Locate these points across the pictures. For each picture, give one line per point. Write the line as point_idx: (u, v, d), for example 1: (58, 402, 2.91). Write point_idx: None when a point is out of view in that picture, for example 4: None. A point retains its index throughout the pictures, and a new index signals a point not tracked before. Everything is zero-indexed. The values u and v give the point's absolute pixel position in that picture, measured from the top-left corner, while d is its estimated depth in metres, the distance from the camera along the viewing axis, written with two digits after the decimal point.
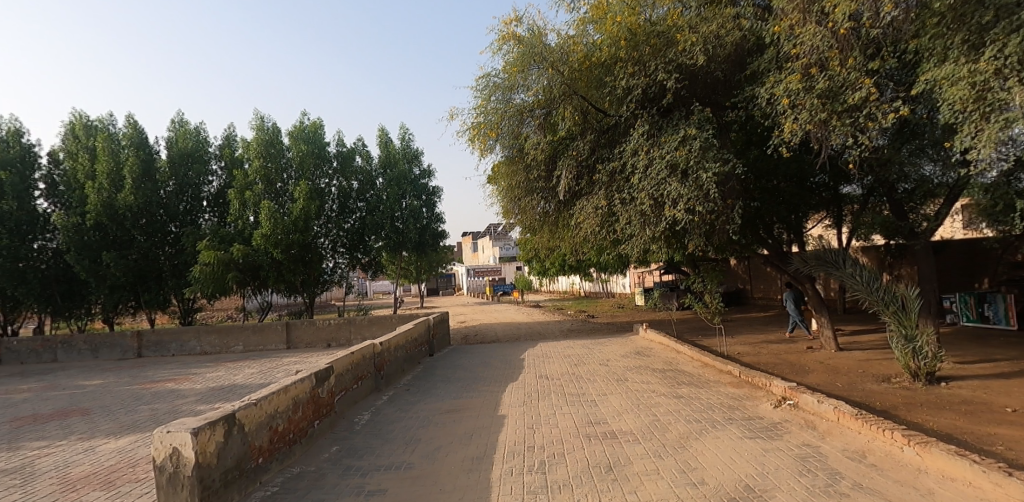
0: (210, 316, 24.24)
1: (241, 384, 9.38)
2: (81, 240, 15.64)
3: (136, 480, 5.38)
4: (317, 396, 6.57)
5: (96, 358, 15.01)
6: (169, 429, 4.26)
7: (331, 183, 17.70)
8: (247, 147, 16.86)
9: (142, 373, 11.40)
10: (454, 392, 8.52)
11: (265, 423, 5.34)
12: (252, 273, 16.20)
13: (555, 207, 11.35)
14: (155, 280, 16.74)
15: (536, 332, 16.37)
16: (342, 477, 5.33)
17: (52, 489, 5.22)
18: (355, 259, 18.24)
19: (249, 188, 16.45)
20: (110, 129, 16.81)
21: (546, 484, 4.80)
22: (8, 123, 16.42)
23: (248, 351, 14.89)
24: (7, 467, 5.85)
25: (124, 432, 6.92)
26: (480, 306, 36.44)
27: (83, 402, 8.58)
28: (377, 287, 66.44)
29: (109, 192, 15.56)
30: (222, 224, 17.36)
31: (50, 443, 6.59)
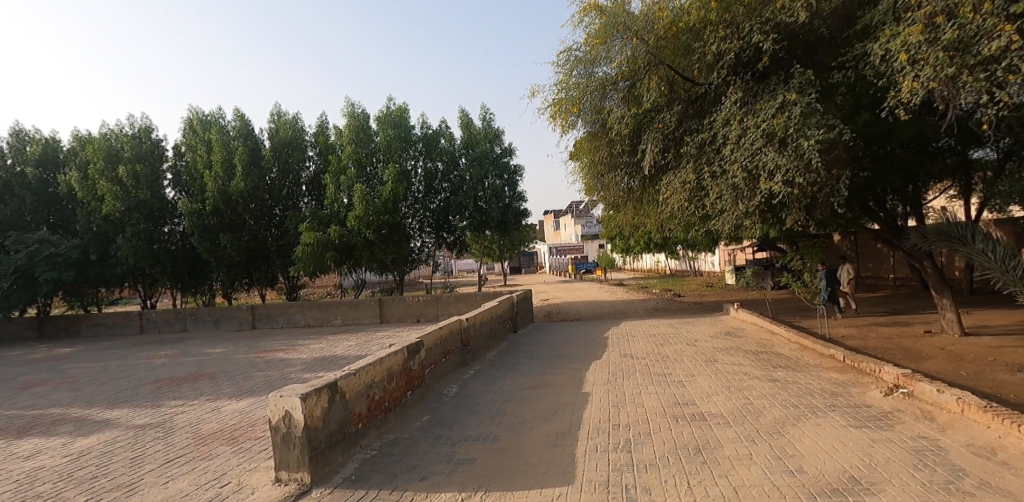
0: (312, 292, 26.23)
1: (341, 355, 10.09)
2: (202, 224, 17.36)
3: (255, 438, 5.99)
4: (409, 368, 6.91)
5: (218, 328, 16.79)
6: (282, 393, 4.70)
7: (417, 165, 18.43)
8: (340, 134, 17.87)
9: (256, 343, 12.63)
10: (537, 368, 8.62)
11: (363, 392, 5.70)
12: (347, 253, 17.25)
13: (640, 183, 11.03)
14: (264, 259, 18.30)
15: (620, 310, 16.13)
16: (434, 445, 5.60)
17: (187, 443, 5.96)
18: (441, 239, 19.02)
19: (342, 172, 17.36)
20: (221, 122, 18.40)
21: (632, 463, 4.75)
22: (140, 121, 18.50)
23: (346, 324, 15.98)
24: (153, 421, 6.74)
25: (244, 395, 7.70)
26: (562, 284, 36.45)
27: (210, 368, 9.64)
28: (461, 266, 68.56)
29: (223, 180, 17.14)
30: (320, 207, 18.56)
31: (185, 402, 7.50)
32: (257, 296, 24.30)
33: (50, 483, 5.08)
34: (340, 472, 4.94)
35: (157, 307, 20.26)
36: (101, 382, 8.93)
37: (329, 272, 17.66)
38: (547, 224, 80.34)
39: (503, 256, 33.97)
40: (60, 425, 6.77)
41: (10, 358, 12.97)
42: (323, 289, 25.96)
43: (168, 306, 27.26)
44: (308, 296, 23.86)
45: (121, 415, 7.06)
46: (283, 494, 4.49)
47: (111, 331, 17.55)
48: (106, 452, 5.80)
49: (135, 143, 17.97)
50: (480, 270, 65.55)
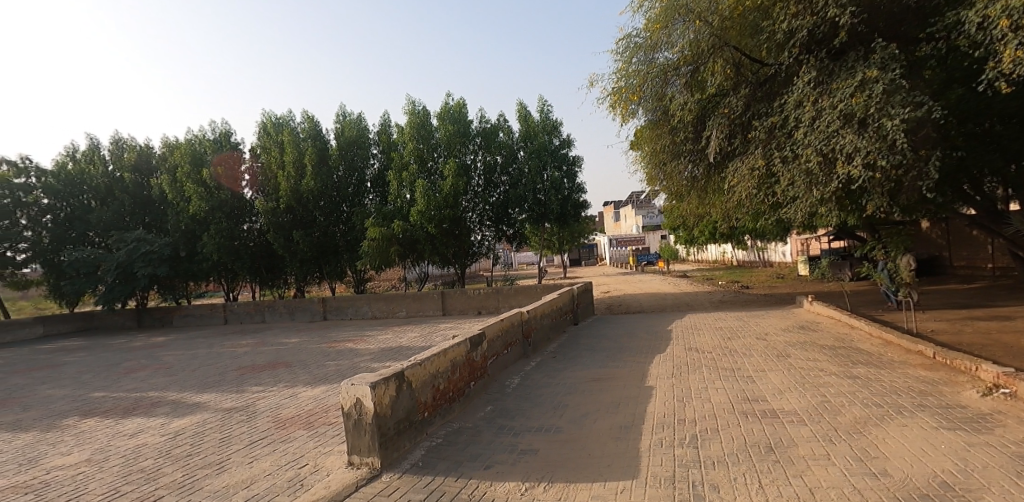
0: (378, 285, 27.19)
1: (407, 346, 10.43)
2: (277, 222, 18.42)
3: (329, 424, 6.32)
4: (472, 360, 7.03)
5: (293, 319, 17.78)
6: (353, 381, 4.92)
7: (477, 159, 18.66)
8: (402, 132, 18.39)
9: (328, 334, 13.28)
10: (598, 361, 8.55)
11: (429, 382, 5.87)
12: (411, 247, 17.76)
13: (704, 170, 10.66)
14: (333, 254, 19.17)
15: (684, 303, 15.68)
16: (497, 435, 5.69)
17: (268, 426, 6.36)
18: (501, 232, 19.21)
19: (404, 168, 17.87)
20: (292, 125, 19.41)
21: (699, 460, 4.62)
22: (221, 126, 19.88)
23: (410, 316, 16.47)
24: (237, 405, 7.25)
25: (318, 382, 8.13)
26: (623, 276, 35.85)
27: (286, 357, 10.25)
28: (520, 259, 68.94)
29: (295, 179, 18.11)
30: (384, 203, 19.15)
31: (265, 388, 8.01)
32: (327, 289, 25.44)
33: (152, 459, 5.58)
34: (408, 459, 5.13)
35: (238, 300, 21.72)
36: (192, 369, 9.70)
37: (394, 265, 18.26)
38: (606, 216, 79.11)
39: (562, 249, 33.77)
40: (158, 407, 7.41)
41: (115, 346, 14.33)
42: (388, 282, 26.86)
43: (248, 299, 29.12)
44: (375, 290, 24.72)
45: (210, 399, 7.64)
46: (356, 477, 4.72)
47: (199, 322, 18.99)
48: (198, 432, 6.30)
49: (217, 146, 19.45)
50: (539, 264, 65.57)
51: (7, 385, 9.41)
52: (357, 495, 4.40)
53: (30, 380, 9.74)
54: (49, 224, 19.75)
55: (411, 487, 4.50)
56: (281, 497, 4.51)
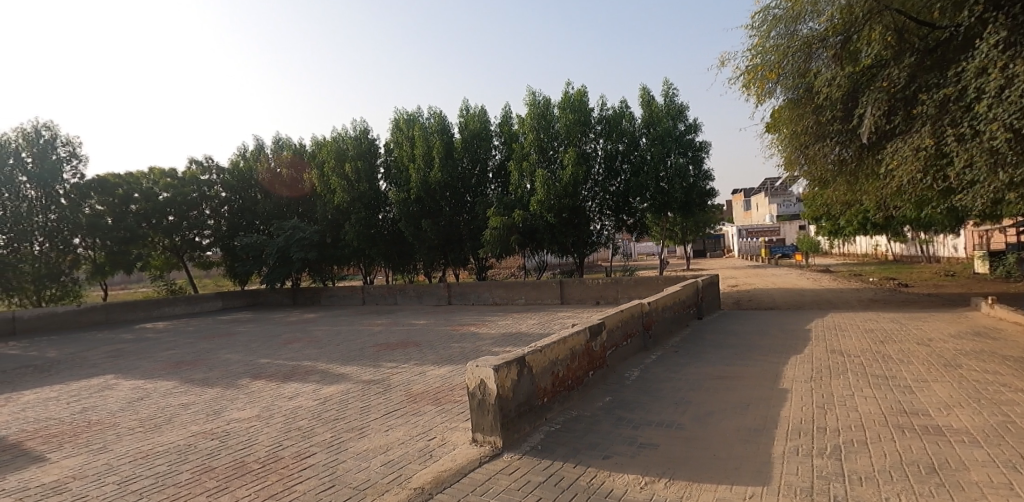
0: (499, 272, 28.04)
1: (527, 332, 10.70)
2: (408, 211, 19.82)
3: (455, 401, 6.71)
4: (591, 349, 7.01)
5: (421, 302, 19.07)
6: (478, 363, 5.18)
7: (597, 147, 18.42)
8: (522, 122, 18.75)
9: (453, 317, 14.07)
10: (724, 358, 8.09)
11: (548, 369, 5.96)
12: (530, 236, 18.12)
13: (855, 152, 9.54)
14: (458, 242, 20.18)
15: (825, 300, 14.21)
16: (616, 426, 5.65)
17: (402, 399, 6.91)
18: (621, 221, 18.86)
19: (524, 159, 18.23)
20: (421, 120, 20.67)
21: (843, 473, 4.18)
22: (360, 124, 21.65)
23: (529, 304, 16.85)
24: (375, 378, 7.98)
25: (444, 362, 8.66)
26: (753, 269, 33.35)
27: (417, 337, 11.06)
28: (640, 249, 67.05)
29: (424, 171, 19.35)
30: (505, 193, 19.64)
31: (398, 365, 8.71)
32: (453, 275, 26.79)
33: (306, 419, 6.36)
34: (528, 441, 5.28)
35: (374, 283, 23.76)
36: (337, 343, 10.86)
37: (513, 254, 18.76)
38: (735, 204, 73.76)
39: (685, 241, 32.13)
40: (310, 374, 8.41)
41: (276, 320, 16.48)
42: (508, 269, 27.61)
43: (383, 282, 31.67)
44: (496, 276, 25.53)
45: (352, 371, 8.49)
46: (479, 453, 4.97)
47: (342, 301, 21.16)
48: (343, 399, 7.04)
49: (357, 142, 21.18)
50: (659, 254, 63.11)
51: (198, 348, 11.26)
52: (481, 471, 4.64)
53: (214, 345, 11.58)
54: (227, 214, 23.15)
55: (531, 468, 4.64)
56: (413, 465, 4.91)
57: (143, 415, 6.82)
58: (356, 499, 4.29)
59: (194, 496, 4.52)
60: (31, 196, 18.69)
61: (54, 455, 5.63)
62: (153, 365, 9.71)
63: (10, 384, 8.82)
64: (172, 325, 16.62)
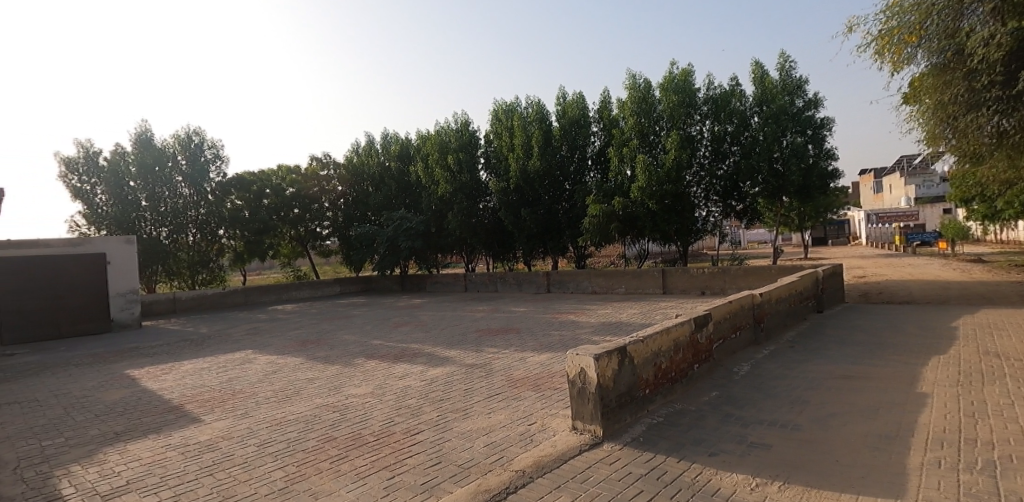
0: (599, 260, 27.57)
1: (627, 322, 10.50)
2: (508, 200, 20.20)
3: (555, 388, 6.76)
4: (696, 341, 6.71)
5: (520, 290, 19.41)
6: (578, 351, 5.19)
7: (703, 129, 17.44)
8: (623, 106, 18.21)
9: (552, 306, 14.18)
10: (849, 356, 7.36)
11: (651, 360, 5.80)
12: (631, 223, 17.67)
13: (1020, 122, 8.16)
14: (557, 231, 20.24)
15: (977, 294, 12.38)
16: (723, 423, 5.37)
17: (503, 384, 7.10)
18: (729, 207, 17.81)
19: (625, 144, 17.76)
20: (520, 109, 20.85)
21: (998, 492, 3.64)
22: (461, 116, 22.34)
23: (629, 293, 16.51)
24: (478, 362, 8.27)
25: (544, 349, 8.77)
26: (886, 258, 29.88)
27: (517, 324, 11.30)
28: (750, 237, 62.84)
29: (523, 160, 19.61)
30: (605, 180, 19.24)
31: (499, 350, 8.95)
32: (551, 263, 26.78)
33: (415, 398, 6.75)
34: (629, 432, 5.20)
35: (476, 270, 24.52)
36: (442, 327, 11.41)
37: (613, 242, 18.43)
38: (862, 185, 66.40)
39: (803, 227, 29.49)
40: (418, 356, 8.91)
41: (387, 304, 17.65)
42: (608, 257, 27.14)
43: (484, 270, 32.59)
44: (595, 265, 25.14)
45: (456, 354, 8.88)
46: (579, 441, 4.98)
47: (446, 288, 22.15)
48: (448, 381, 7.38)
49: (459, 134, 21.91)
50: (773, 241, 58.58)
51: (320, 329, 12.38)
52: (580, 459, 4.65)
53: (333, 326, 12.68)
54: (343, 205, 25.06)
55: (633, 460, 4.56)
56: (515, 448, 5.04)
57: (276, 386, 7.65)
58: (461, 477, 4.49)
59: (319, 461, 5.00)
60: (185, 194, 21.52)
61: (207, 417, 6.50)
62: (284, 343, 10.84)
63: (173, 355, 10.30)
64: (299, 308, 18.43)
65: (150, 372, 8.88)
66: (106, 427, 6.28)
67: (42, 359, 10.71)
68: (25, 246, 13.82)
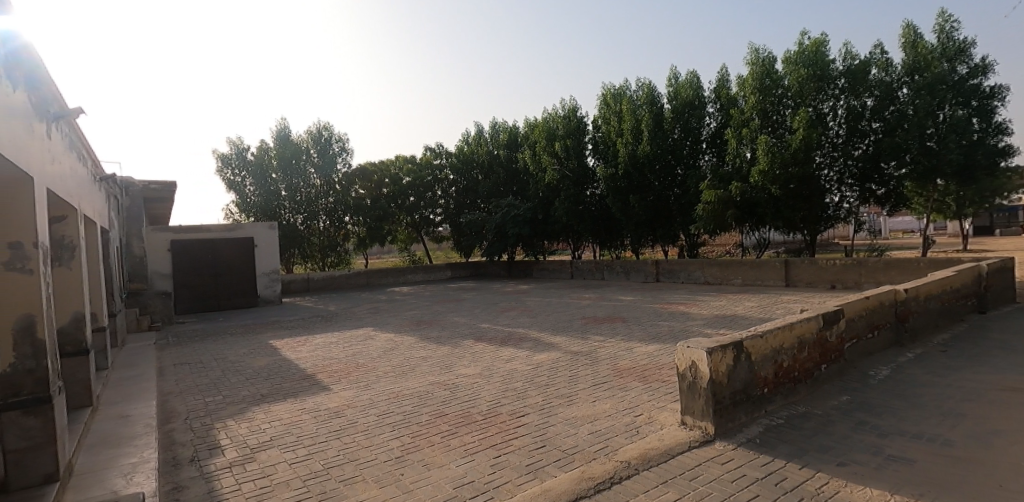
0: (712, 249, 26.00)
1: (744, 315, 9.85)
2: (616, 186, 19.78)
3: (663, 380, 6.55)
4: (824, 339, 6.11)
5: (627, 279, 19.01)
6: (689, 344, 4.99)
7: (836, 106, 15.59)
8: (743, 84, 16.90)
9: (661, 295, 13.70)
10: (1020, 366, 6.28)
11: (771, 357, 5.39)
12: (750, 210, 16.47)
13: None
14: (668, 218, 19.44)
15: None
16: (855, 431, 4.86)
17: (608, 373, 7.03)
18: (868, 192, 15.85)
19: (745, 125, 16.56)
20: (629, 93, 20.22)
21: None
22: (569, 102, 22.17)
23: (746, 284, 15.48)
24: (583, 350, 8.24)
25: (651, 340, 8.53)
26: None
27: (624, 313, 11.08)
28: (892, 225, 55.75)
29: (632, 145, 19.08)
30: (722, 164, 18.13)
31: (605, 338, 8.85)
32: (661, 252, 25.84)
33: (521, 382, 6.90)
34: (744, 432, 4.89)
35: (582, 258, 24.34)
36: (548, 314, 11.51)
37: (730, 230, 17.34)
38: None
39: (963, 216, 25.51)
40: (524, 341, 9.08)
41: (495, 289, 18.20)
42: (723, 246, 25.52)
43: (590, 258, 32.25)
44: (708, 254, 23.87)
45: (562, 341, 8.94)
46: (689, 437, 4.79)
47: (552, 275, 22.33)
48: (553, 367, 7.45)
49: (566, 121, 21.79)
50: (921, 229, 51.43)
51: (433, 310, 13.10)
52: (690, 455, 4.47)
53: (445, 309, 13.34)
54: (454, 194, 26.11)
55: (748, 462, 4.28)
56: (620, 438, 4.98)
57: (393, 362, 8.23)
58: (565, 462, 4.53)
59: (432, 434, 5.31)
60: (317, 184, 23.78)
61: (335, 386, 7.18)
62: (401, 322, 11.62)
63: (307, 328, 11.50)
64: (414, 290, 19.64)
65: (289, 343, 10.01)
66: (254, 389, 7.18)
67: (206, 328, 12.50)
68: (193, 230, 15.97)
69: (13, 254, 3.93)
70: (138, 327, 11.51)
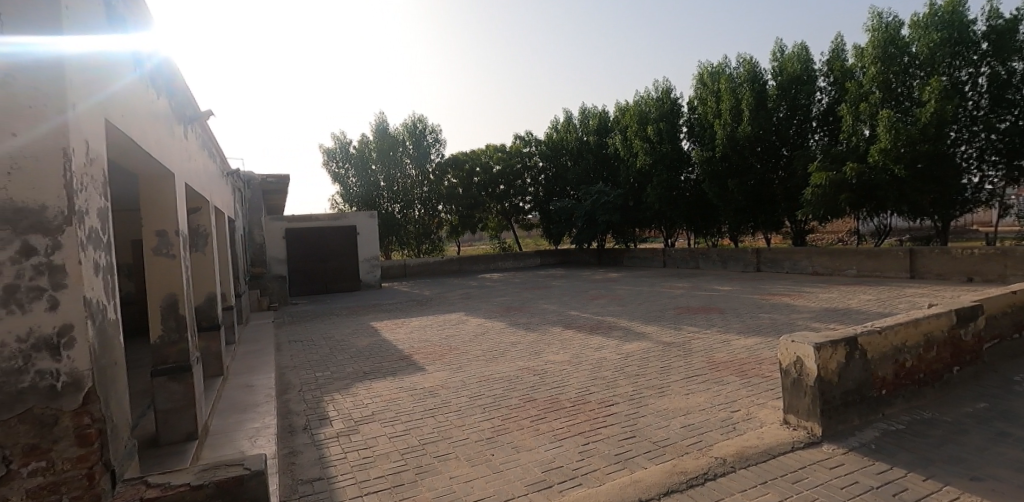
0: (822, 236, 23.93)
1: (860, 309, 8.99)
2: (713, 170, 18.83)
3: (763, 376, 6.19)
4: (957, 338, 5.43)
5: (725, 268, 18.10)
6: (794, 338, 4.68)
7: (976, 73, 13.75)
8: (862, 54, 15.30)
9: (762, 286, 12.90)
10: None
11: (891, 356, 4.89)
12: (868, 194, 14.98)
13: None
14: (770, 203, 18.19)
15: None
16: (994, 443, 4.29)
17: (703, 365, 6.76)
18: (1016, 171, 13.82)
19: (864, 99, 15.02)
20: (728, 71, 19.04)
21: None
22: (662, 84, 21.33)
23: (862, 276, 14.13)
24: (675, 340, 7.99)
25: (750, 332, 8.07)
26: None
27: (720, 303, 10.57)
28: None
29: (731, 126, 18.01)
30: (834, 144, 16.64)
31: (700, 330, 8.51)
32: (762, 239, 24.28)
33: (610, 371, 6.84)
34: (856, 436, 4.49)
35: (675, 246, 23.47)
36: (639, 303, 11.27)
37: (843, 216, 15.90)
38: None
39: None
40: (613, 330, 8.97)
41: (584, 277, 18.11)
42: (834, 234, 23.41)
43: (684, 246, 30.93)
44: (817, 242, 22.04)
45: (653, 330, 8.73)
46: (791, 437, 4.49)
47: (643, 263, 21.80)
48: (644, 357, 7.30)
49: (659, 103, 20.99)
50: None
51: (523, 297, 13.31)
52: (793, 456, 4.20)
53: (535, 296, 13.48)
54: (544, 181, 26.10)
55: (861, 469, 3.94)
56: (715, 434, 4.78)
57: (484, 347, 8.49)
58: (656, 454, 4.44)
59: (521, 418, 5.42)
60: (412, 174, 24.97)
61: (430, 367, 7.54)
62: (491, 308, 11.93)
63: (404, 312, 12.16)
64: (504, 277, 20.04)
65: (388, 325, 10.66)
66: (358, 366, 7.74)
67: (317, 309, 13.64)
68: (304, 219, 17.38)
69: (159, 240, 4.50)
70: (260, 307, 12.82)
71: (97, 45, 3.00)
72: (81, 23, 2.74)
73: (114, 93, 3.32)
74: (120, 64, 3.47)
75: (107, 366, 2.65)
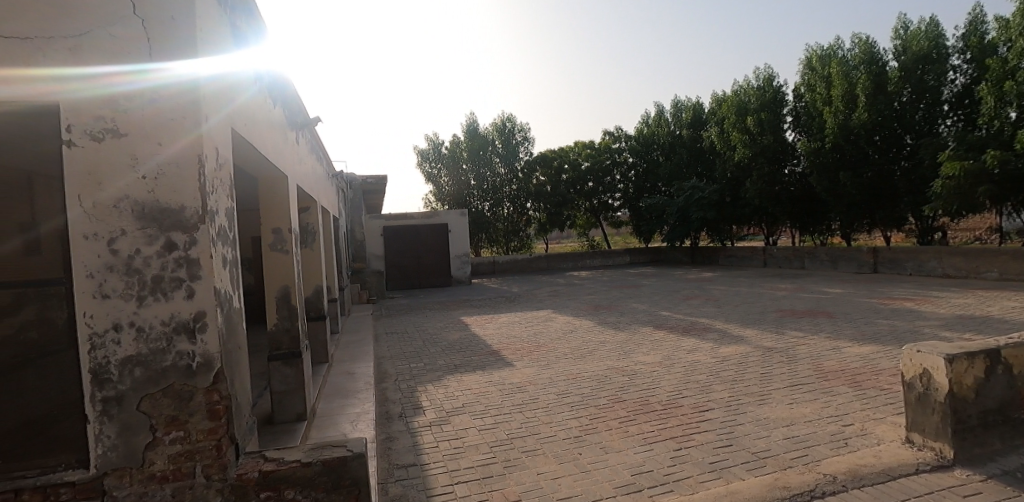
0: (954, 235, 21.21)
1: (1004, 317, 7.86)
2: (822, 162, 17.35)
3: (881, 388, 5.61)
4: None
5: (835, 269, 16.63)
6: (921, 349, 4.20)
7: None
8: (1008, 26, 13.35)
9: (880, 288, 11.69)
10: None
11: None
12: (1014, 186, 13.04)
13: None
14: (890, 197, 16.44)
15: None
16: None
17: (809, 373, 6.26)
18: None
19: (1009, 77, 13.09)
20: (841, 53, 17.43)
21: None
22: (763, 71, 19.98)
23: (1005, 279, 12.36)
24: (778, 346, 7.47)
25: (865, 340, 7.35)
26: None
27: (830, 307, 9.71)
28: None
29: (844, 114, 16.46)
30: (971, 130, 14.68)
31: (807, 335, 7.88)
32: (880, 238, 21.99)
33: (705, 375, 6.53)
34: (998, 462, 3.94)
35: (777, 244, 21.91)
36: (737, 304, 10.65)
37: (982, 211, 13.97)
38: None
39: None
40: (709, 332, 8.56)
41: (677, 276, 17.45)
42: (971, 232, 20.64)
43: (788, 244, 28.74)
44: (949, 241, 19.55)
45: (753, 334, 8.22)
46: (915, 458, 4.04)
47: (741, 263, 20.60)
48: (742, 362, 6.90)
49: (760, 92, 19.67)
50: None
51: (612, 296, 13.07)
52: (917, 480, 3.77)
53: (625, 295, 13.19)
54: (633, 177, 25.49)
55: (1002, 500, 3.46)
56: (823, 448, 4.41)
57: (572, 345, 8.45)
58: (755, 465, 4.18)
59: (609, 419, 5.34)
60: (502, 172, 25.38)
61: (518, 363, 7.65)
62: (579, 306, 11.85)
63: (494, 308, 12.41)
64: (593, 275, 19.82)
65: (478, 320, 10.94)
66: (449, 359, 8.03)
67: (412, 303, 14.31)
68: (401, 218, 18.31)
69: (275, 237, 4.94)
70: (361, 300, 13.68)
71: (226, 62, 3.37)
72: (213, 43, 3.09)
73: (239, 104, 3.69)
74: (244, 78, 3.85)
75: (232, 350, 2.96)
